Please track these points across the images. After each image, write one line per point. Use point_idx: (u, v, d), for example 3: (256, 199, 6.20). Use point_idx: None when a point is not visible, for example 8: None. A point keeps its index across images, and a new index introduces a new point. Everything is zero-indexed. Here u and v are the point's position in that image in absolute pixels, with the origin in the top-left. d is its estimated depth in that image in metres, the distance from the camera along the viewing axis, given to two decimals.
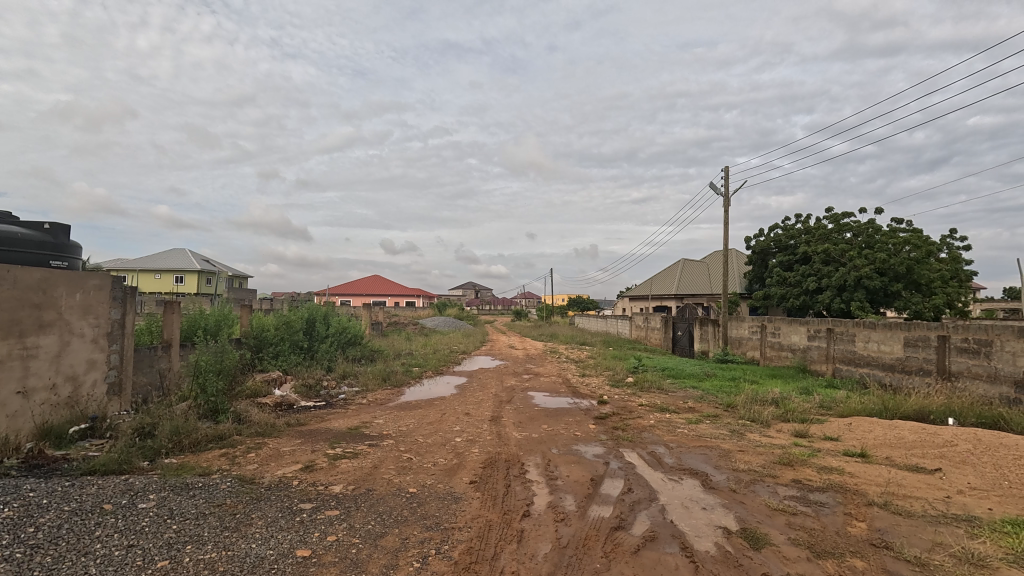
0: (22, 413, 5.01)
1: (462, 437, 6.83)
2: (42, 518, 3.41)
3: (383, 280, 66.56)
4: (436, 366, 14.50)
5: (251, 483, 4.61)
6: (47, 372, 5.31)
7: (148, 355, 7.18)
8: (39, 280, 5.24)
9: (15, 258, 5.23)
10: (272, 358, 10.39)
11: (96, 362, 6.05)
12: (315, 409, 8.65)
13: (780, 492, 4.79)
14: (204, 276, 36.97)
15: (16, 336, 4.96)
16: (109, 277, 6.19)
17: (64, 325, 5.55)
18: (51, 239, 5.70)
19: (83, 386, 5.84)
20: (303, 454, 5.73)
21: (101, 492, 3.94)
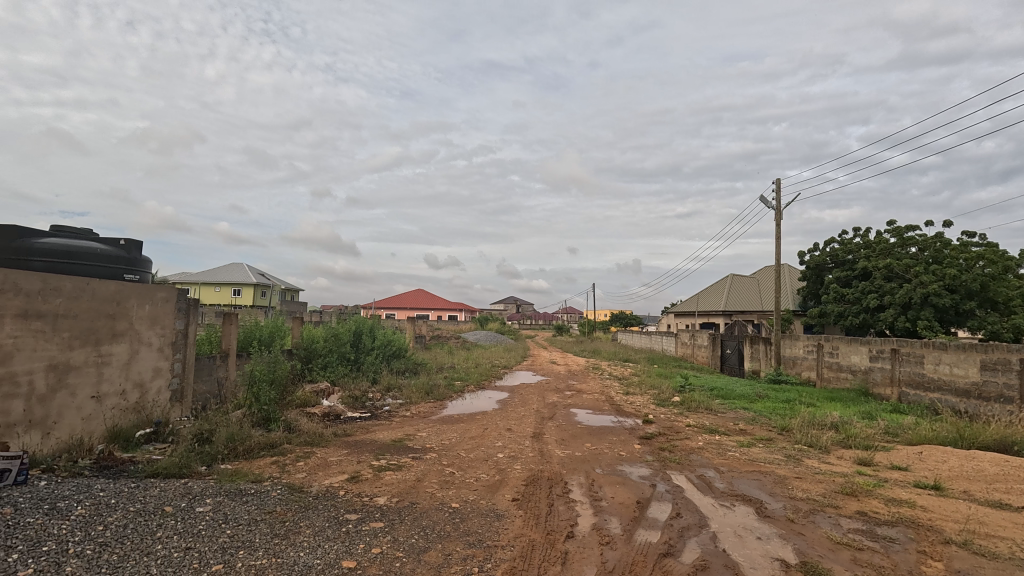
0: (94, 416, 5.37)
1: (504, 453, 6.77)
2: (111, 517, 3.61)
3: (425, 294, 67.94)
4: (477, 381, 14.52)
5: (300, 491, 4.73)
6: (118, 379, 5.68)
7: (207, 364, 7.56)
8: (114, 292, 5.64)
9: (90, 271, 5.72)
10: (321, 369, 10.76)
11: (162, 369, 6.42)
12: (360, 420, 8.84)
13: (843, 524, 4.47)
14: (259, 288, 38.92)
15: (93, 344, 5.34)
16: (176, 290, 6.56)
17: (134, 334, 5.93)
18: (126, 253, 6.17)
19: (150, 392, 6.22)
20: (349, 465, 5.83)
21: (163, 495, 4.15)
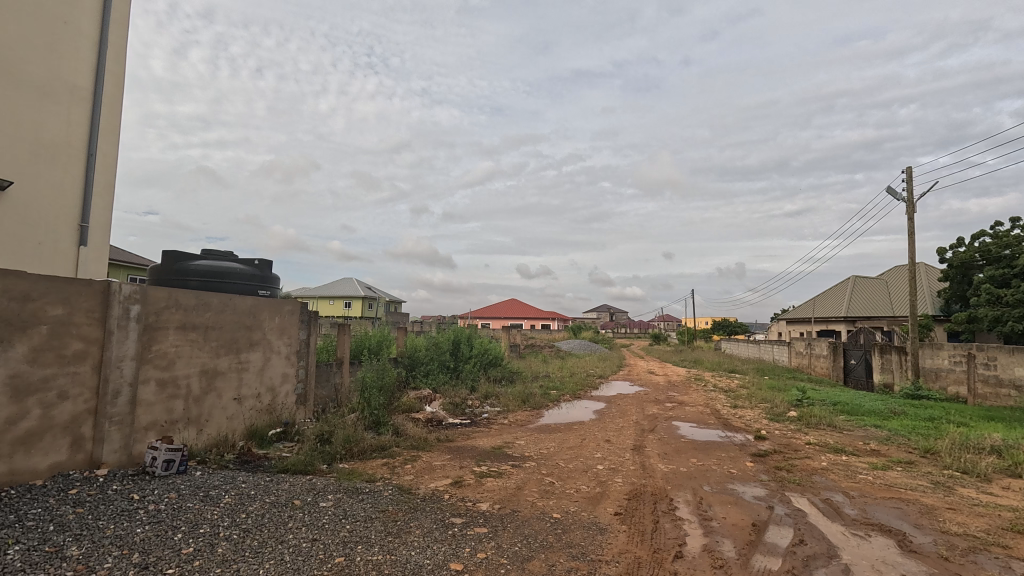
0: (236, 416, 6.10)
1: (603, 465, 6.62)
2: (251, 506, 4.07)
3: (519, 303, 69.02)
4: (573, 390, 14.40)
5: (409, 492, 4.99)
6: (254, 383, 6.40)
7: (326, 370, 8.28)
8: (250, 306, 6.37)
9: (233, 288, 6.57)
10: (423, 376, 11.33)
11: (289, 375, 7.13)
12: (461, 426, 9.14)
13: (1015, 568, 3.78)
14: (367, 301, 42.05)
15: (234, 352, 6.08)
16: (299, 303, 7.26)
17: (267, 344, 6.66)
18: (259, 271, 6.99)
19: (279, 395, 6.93)
20: (453, 470, 6.04)
21: (292, 489, 4.59)
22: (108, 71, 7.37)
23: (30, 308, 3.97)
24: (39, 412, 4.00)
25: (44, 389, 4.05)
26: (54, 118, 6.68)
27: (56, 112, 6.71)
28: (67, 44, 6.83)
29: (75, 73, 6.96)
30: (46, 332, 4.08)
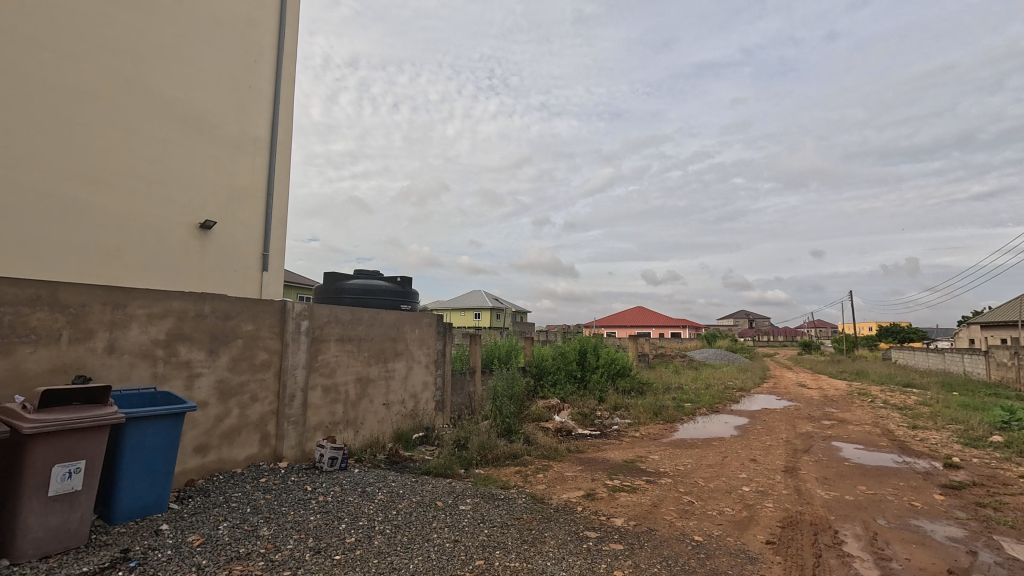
0: (385, 419, 6.73)
1: (750, 487, 6.04)
2: (401, 504, 4.45)
3: (645, 311, 66.65)
4: (710, 403, 13.44)
5: (542, 502, 5.04)
6: (399, 390, 7.01)
7: (460, 379, 8.76)
8: (395, 319, 6.99)
9: (379, 304, 7.33)
10: (551, 386, 11.45)
11: (428, 383, 7.68)
12: (590, 437, 9.03)
13: None
14: (495, 311, 43.91)
15: (382, 362, 6.71)
16: (435, 316, 7.79)
17: (409, 354, 7.25)
18: (401, 287, 7.69)
19: (421, 402, 7.49)
20: (585, 481, 5.98)
21: (435, 490, 4.91)
22: (280, 123, 8.70)
23: (230, 325, 4.81)
24: (238, 412, 4.84)
25: (241, 392, 4.88)
26: (244, 167, 8.08)
27: (245, 162, 8.12)
28: (251, 104, 8.23)
29: (258, 127, 8.34)
30: (241, 344, 4.90)
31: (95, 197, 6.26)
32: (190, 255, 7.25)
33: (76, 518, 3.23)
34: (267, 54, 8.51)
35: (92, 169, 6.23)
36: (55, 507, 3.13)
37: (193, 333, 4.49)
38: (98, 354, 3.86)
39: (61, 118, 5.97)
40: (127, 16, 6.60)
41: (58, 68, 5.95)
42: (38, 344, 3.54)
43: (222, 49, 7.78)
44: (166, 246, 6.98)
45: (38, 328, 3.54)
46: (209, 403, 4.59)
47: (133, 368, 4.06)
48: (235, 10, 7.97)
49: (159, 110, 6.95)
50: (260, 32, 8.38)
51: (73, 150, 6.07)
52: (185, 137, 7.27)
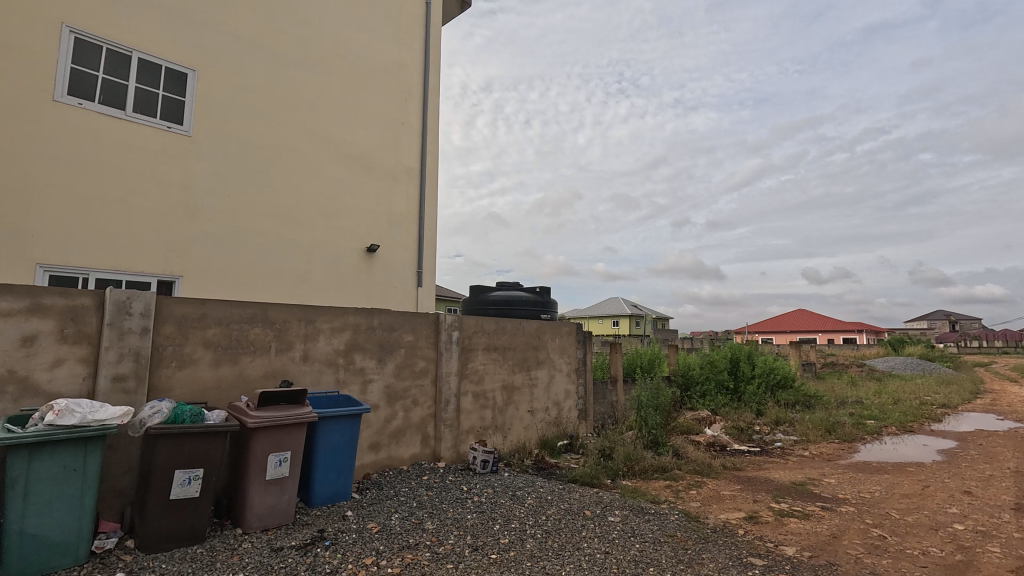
0: (530, 426, 6.94)
1: (964, 525, 4.98)
2: (550, 510, 4.53)
3: (808, 314, 59.16)
4: (901, 421, 11.41)
5: (697, 521, 4.74)
6: (543, 397, 7.17)
7: (602, 388, 8.64)
8: (536, 328, 7.17)
9: (521, 314, 7.64)
10: (700, 397, 10.76)
11: (571, 391, 7.73)
12: (749, 454, 8.25)
13: None
14: (634, 318, 42.71)
15: (526, 370, 6.94)
16: (575, 324, 7.81)
17: (551, 362, 7.37)
18: (541, 297, 7.93)
19: (564, 409, 7.58)
20: (745, 502, 5.48)
21: (582, 499, 4.92)
22: (428, 151, 9.56)
23: (394, 336, 5.38)
24: (403, 414, 5.39)
25: (404, 396, 5.42)
26: (400, 194, 9.04)
27: (401, 189, 9.06)
28: (403, 138, 9.19)
29: (410, 158, 9.27)
30: (403, 353, 5.46)
31: (289, 231, 7.52)
32: (360, 275, 8.30)
33: (285, 500, 3.88)
34: (414, 92, 9.45)
35: (286, 208, 7.51)
36: (270, 489, 3.79)
37: (365, 343, 5.12)
38: (297, 362, 4.61)
39: (264, 169, 7.32)
40: (307, 79, 7.88)
41: (261, 129, 7.33)
42: (256, 354, 4.35)
43: (379, 93, 8.85)
44: (341, 269, 8.09)
45: (255, 341, 4.35)
46: (379, 406, 5.19)
47: (321, 374, 4.76)
48: (388, 58, 9.02)
49: (333, 152, 8.14)
50: (409, 72, 9.34)
51: (273, 194, 7.39)
52: (353, 174, 8.38)
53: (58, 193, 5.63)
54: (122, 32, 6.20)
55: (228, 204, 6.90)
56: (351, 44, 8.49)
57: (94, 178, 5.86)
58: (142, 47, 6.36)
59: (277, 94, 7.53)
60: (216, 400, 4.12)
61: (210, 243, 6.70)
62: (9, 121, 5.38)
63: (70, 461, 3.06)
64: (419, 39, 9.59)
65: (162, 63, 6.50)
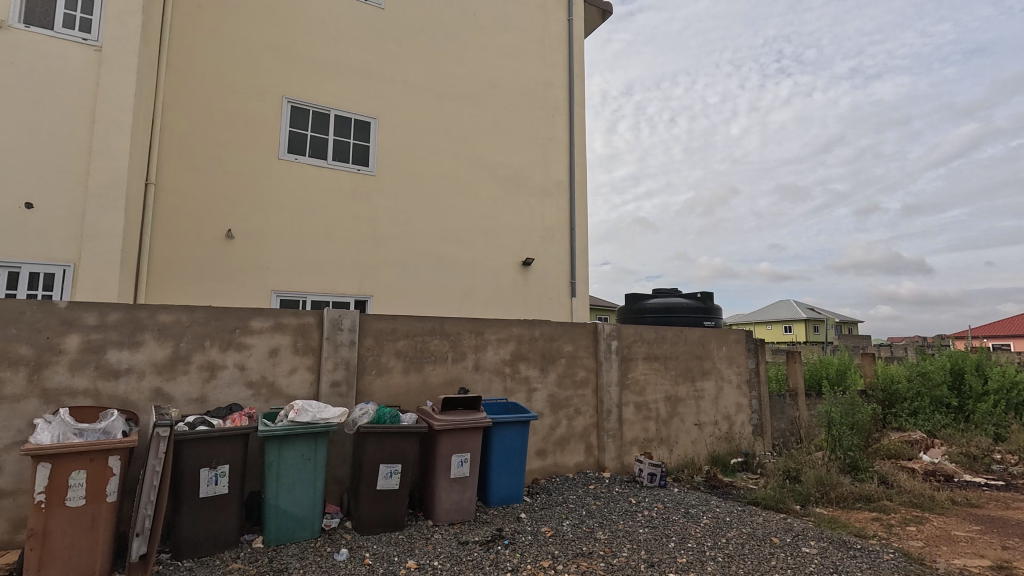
0: (699, 440, 6.54)
1: None
2: (731, 533, 4.21)
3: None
4: None
5: (922, 564, 3.97)
6: (711, 411, 6.71)
7: (779, 402, 7.73)
8: (699, 337, 6.73)
9: (682, 321, 7.30)
10: (910, 416, 9.04)
11: (743, 404, 7.10)
12: (989, 488, 6.66)
13: None
14: (811, 323, 37.67)
15: (691, 381, 6.57)
16: (744, 331, 7.14)
17: (718, 373, 6.86)
18: (703, 303, 7.49)
19: (736, 424, 6.98)
20: (990, 548, 4.43)
21: (768, 525, 4.47)
22: (577, 163, 9.70)
23: (555, 346, 5.54)
24: (566, 423, 5.50)
25: (567, 405, 5.53)
26: (551, 208, 9.32)
27: (552, 203, 9.34)
28: (552, 154, 9.47)
29: (559, 171, 9.51)
30: (564, 363, 5.58)
31: (455, 251, 8.25)
32: (517, 288, 8.73)
33: (467, 498, 4.22)
34: (560, 108, 9.70)
35: (452, 230, 8.26)
36: (455, 487, 4.17)
37: (529, 353, 5.36)
38: (469, 371, 5.01)
39: (432, 197, 8.16)
40: (464, 111, 8.61)
41: (428, 162, 8.20)
42: (436, 363, 4.84)
43: (527, 114, 9.28)
44: (500, 283, 8.59)
45: (435, 351, 4.85)
46: (544, 414, 5.37)
47: (491, 382, 5.11)
48: (534, 80, 9.42)
49: (488, 175, 8.73)
50: (554, 90, 9.63)
51: (440, 219, 8.18)
52: (507, 193, 8.89)
53: (284, 233, 6.97)
54: (323, 95, 7.46)
55: (405, 231, 7.83)
56: (501, 72, 9.06)
57: (308, 218, 7.14)
58: (337, 105, 7.55)
59: (439, 129, 8.35)
60: (406, 404, 4.67)
61: (392, 266, 7.68)
62: (254, 180, 6.86)
63: (306, 451, 3.74)
64: (563, 56, 9.84)
65: (351, 116, 7.67)
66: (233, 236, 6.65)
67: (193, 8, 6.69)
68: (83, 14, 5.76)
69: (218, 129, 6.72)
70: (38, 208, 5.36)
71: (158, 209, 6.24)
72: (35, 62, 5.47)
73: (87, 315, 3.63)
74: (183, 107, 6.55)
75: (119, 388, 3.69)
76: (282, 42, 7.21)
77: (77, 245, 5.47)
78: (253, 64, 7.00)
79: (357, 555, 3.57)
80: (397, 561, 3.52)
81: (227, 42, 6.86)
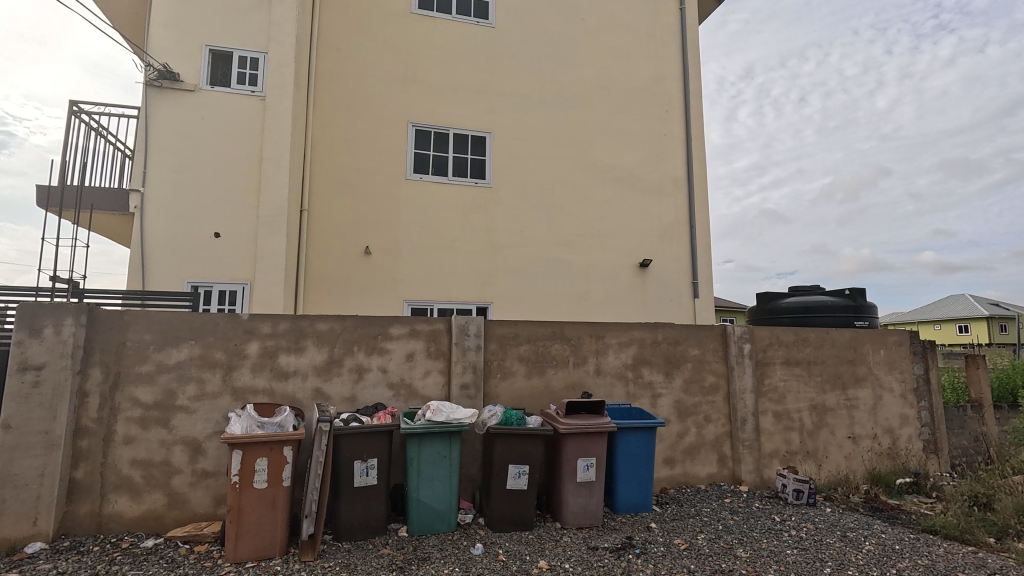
0: (854, 456, 5.81)
1: None
2: (902, 563, 3.69)
3: None
4: None
5: None
6: (868, 423, 5.92)
7: (958, 415, 6.56)
8: (850, 338, 5.98)
9: (827, 322, 6.57)
10: None
11: (909, 416, 6.15)
12: None
13: None
14: (997, 321, 31.43)
15: (841, 388, 5.86)
16: (907, 332, 6.20)
17: (875, 379, 6.03)
18: (852, 301, 6.66)
19: (901, 439, 6.07)
20: None
21: (951, 558, 3.83)
22: (695, 157, 9.20)
23: (679, 350, 5.30)
24: (695, 431, 5.22)
25: (696, 412, 5.25)
26: (669, 206, 8.95)
27: (669, 201, 8.97)
28: (667, 150, 9.10)
29: (675, 168, 9.11)
30: (691, 367, 5.31)
31: (570, 256, 8.28)
32: (635, 291, 8.51)
33: (594, 503, 4.19)
34: (675, 101, 9.29)
35: (566, 235, 8.31)
36: (581, 491, 4.17)
37: (652, 357, 5.19)
38: (591, 375, 4.99)
39: (546, 203, 8.29)
40: (575, 117, 8.64)
41: (541, 170, 8.35)
42: (558, 367, 4.89)
43: (639, 112, 9.04)
44: (617, 286, 8.44)
45: (556, 355, 4.90)
46: (671, 420, 5.16)
47: (613, 387, 5.03)
48: (645, 76, 9.15)
49: (601, 177, 8.65)
50: (667, 83, 9.27)
51: (555, 225, 8.28)
52: (621, 194, 8.72)
53: (413, 247, 7.55)
54: (442, 116, 7.97)
55: (521, 238, 8.05)
56: (611, 73, 8.95)
57: (432, 232, 7.66)
58: (455, 124, 8.02)
59: (551, 136, 8.48)
60: (530, 407, 4.78)
61: (510, 273, 7.93)
62: (386, 200, 7.55)
63: (441, 449, 4.00)
64: (675, 47, 9.43)
65: (468, 133, 8.09)
66: (370, 252, 7.36)
67: (332, 53, 7.57)
68: (250, 71, 6.80)
69: (356, 157, 7.51)
70: (223, 237, 6.43)
71: (310, 232, 7.15)
72: (219, 116, 6.59)
73: (263, 325, 4.26)
74: (327, 141, 7.43)
75: (288, 388, 4.27)
76: (406, 72, 7.85)
77: (252, 266, 6.45)
78: (383, 96, 7.73)
79: (491, 551, 3.73)
80: (529, 560, 3.61)
81: (361, 79, 7.65)
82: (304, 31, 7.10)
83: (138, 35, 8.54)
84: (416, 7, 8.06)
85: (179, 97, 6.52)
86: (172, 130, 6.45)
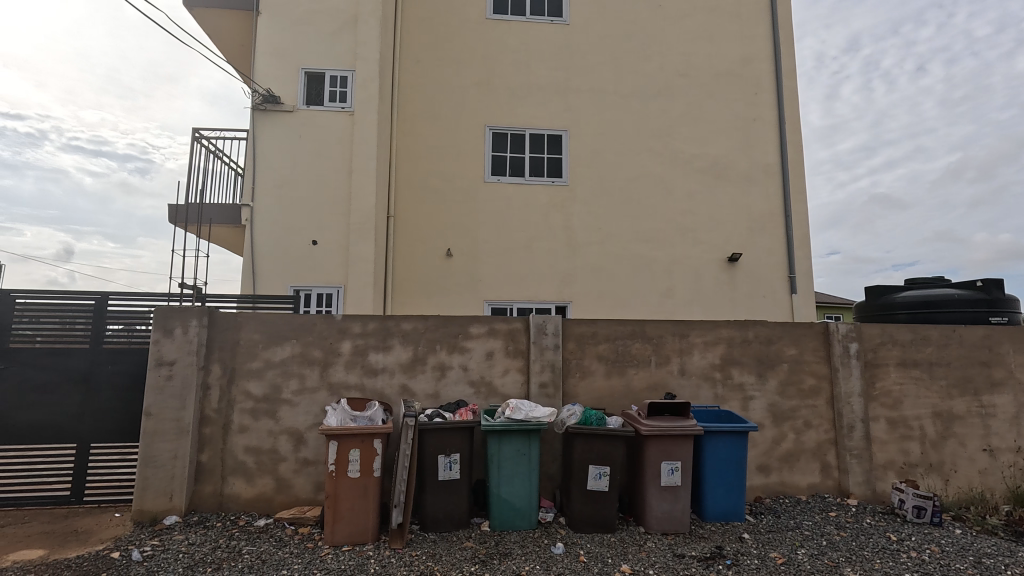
0: (991, 471, 5.07)
1: None
2: None
3: None
4: None
5: None
6: (1009, 434, 5.13)
7: None
8: (982, 337, 5.22)
9: (953, 318, 5.80)
10: None
11: None
12: None
13: None
14: None
15: (972, 394, 5.13)
16: None
17: (1018, 384, 5.21)
18: (986, 294, 5.82)
19: None
20: None
21: None
22: (789, 141, 8.51)
23: (774, 350, 4.93)
24: (793, 437, 4.82)
25: (793, 417, 4.86)
26: (760, 196, 8.36)
27: (760, 190, 8.37)
28: (757, 136, 8.51)
29: (766, 154, 8.49)
30: (787, 368, 4.92)
31: (651, 252, 8.01)
32: (723, 287, 8.05)
33: (680, 508, 4.02)
34: (765, 83, 8.66)
35: (646, 231, 8.05)
36: (665, 495, 4.02)
37: (742, 357, 4.88)
38: (675, 376, 4.79)
39: (625, 199, 8.08)
40: (654, 108, 8.35)
41: (619, 165, 8.15)
42: (639, 367, 4.75)
43: (724, 97, 8.53)
44: (703, 282, 8.03)
45: (637, 355, 4.77)
46: (765, 425, 4.82)
47: (699, 388, 4.79)
48: (731, 59, 8.61)
49: (683, 169, 8.27)
50: (756, 65, 8.66)
51: (634, 220, 8.05)
52: (706, 186, 8.28)
53: (492, 248, 7.69)
54: (518, 118, 8.04)
55: (599, 236, 7.92)
56: (692, 59, 8.53)
57: (510, 233, 7.76)
58: (530, 124, 8.06)
59: (628, 129, 8.25)
60: (611, 408, 4.69)
61: (588, 272, 7.83)
62: (466, 203, 7.76)
63: (521, 447, 4.04)
64: (764, 25, 8.78)
65: (544, 132, 8.10)
66: (452, 255, 7.61)
67: (413, 65, 7.93)
68: (340, 88, 7.31)
69: (436, 164, 7.79)
70: (320, 244, 6.96)
71: (396, 237, 7.53)
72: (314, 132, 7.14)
73: (353, 325, 4.56)
74: (410, 150, 7.78)
75: (377, 384, 4.53)
76: (482, 77, 8.02)
77: (345, 271, 6.92)
78: (461, 102, 7.96)
79: (572, 552, 3.70)
80: (611, 564, 3.55)
81: (440, 87, 7.93)
82: (387, 47, 7.49)
83: (246, 65, 9.48)
84: (491, 13, 8.21)
85: (280, 118, 7.15)
86: (276, 148, 7.09)
